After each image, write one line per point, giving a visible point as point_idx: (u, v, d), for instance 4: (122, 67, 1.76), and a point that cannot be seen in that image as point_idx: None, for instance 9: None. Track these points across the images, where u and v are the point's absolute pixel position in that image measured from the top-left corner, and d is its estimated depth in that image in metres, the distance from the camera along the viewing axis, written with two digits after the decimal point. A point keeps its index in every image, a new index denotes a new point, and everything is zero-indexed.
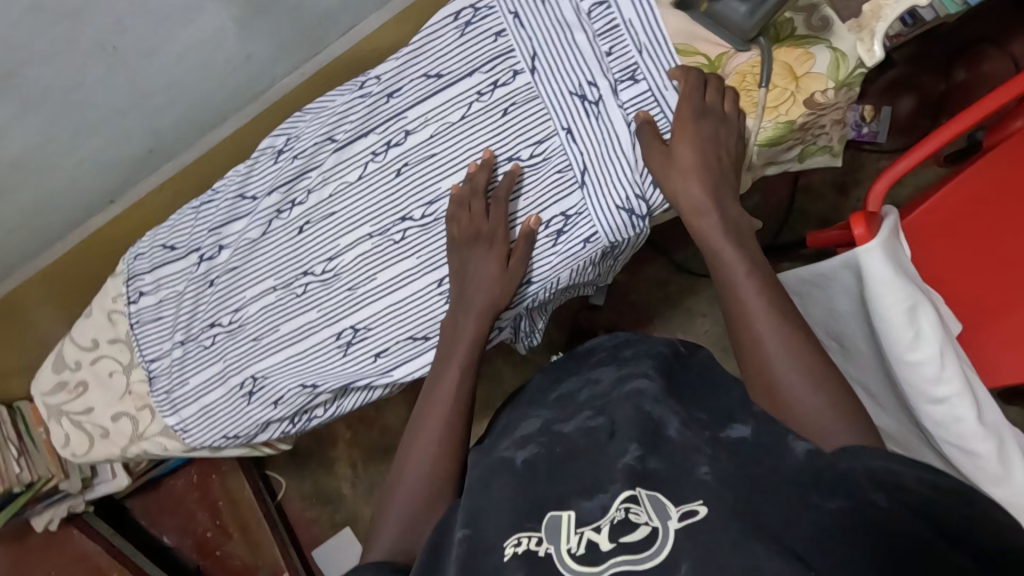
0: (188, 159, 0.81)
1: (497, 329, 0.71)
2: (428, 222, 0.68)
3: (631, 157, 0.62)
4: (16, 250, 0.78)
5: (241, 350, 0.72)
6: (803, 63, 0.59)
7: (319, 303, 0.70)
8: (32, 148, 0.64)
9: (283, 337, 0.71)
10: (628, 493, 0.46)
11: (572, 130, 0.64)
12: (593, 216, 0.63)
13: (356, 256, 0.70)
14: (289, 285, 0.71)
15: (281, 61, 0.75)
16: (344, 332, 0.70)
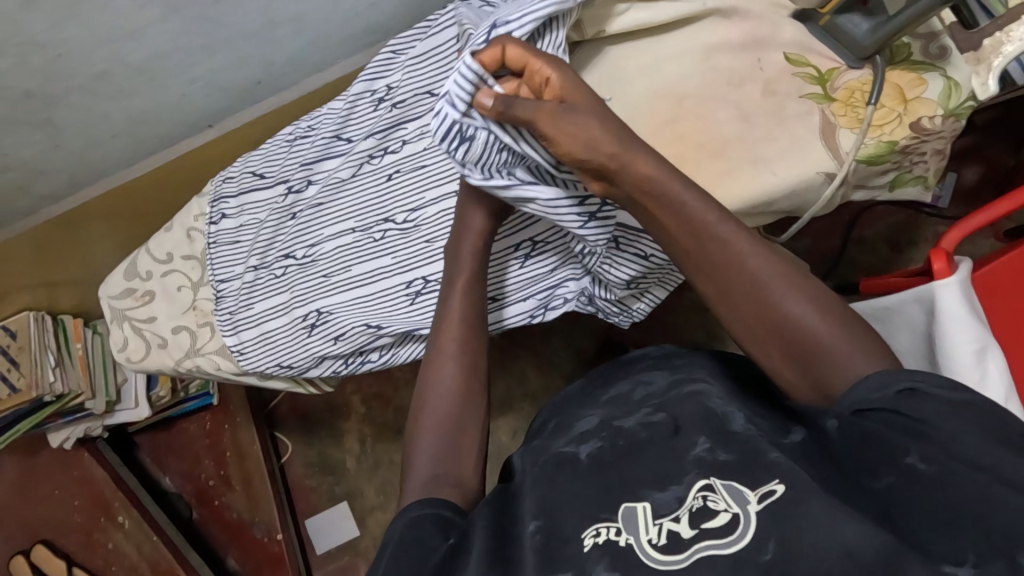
0: (289, 97, 0.89)
1: (560, 300, 0.76)
2: None
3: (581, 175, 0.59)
4: (116, 152, 0.86)
5: (310, 283, 0.74)
6: (914, 88, 0.61)
7: (395, 251, 0.72)
8: (162, 56, 0.71)
9: (353, 278, 0.73)
10: (703, 482, 0.45)
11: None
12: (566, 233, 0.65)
13: (439, 211, 0.70)
14: (368, 229, 0.73)
15: (398, 16, 0.82)
16: (415, 282, 0.71)
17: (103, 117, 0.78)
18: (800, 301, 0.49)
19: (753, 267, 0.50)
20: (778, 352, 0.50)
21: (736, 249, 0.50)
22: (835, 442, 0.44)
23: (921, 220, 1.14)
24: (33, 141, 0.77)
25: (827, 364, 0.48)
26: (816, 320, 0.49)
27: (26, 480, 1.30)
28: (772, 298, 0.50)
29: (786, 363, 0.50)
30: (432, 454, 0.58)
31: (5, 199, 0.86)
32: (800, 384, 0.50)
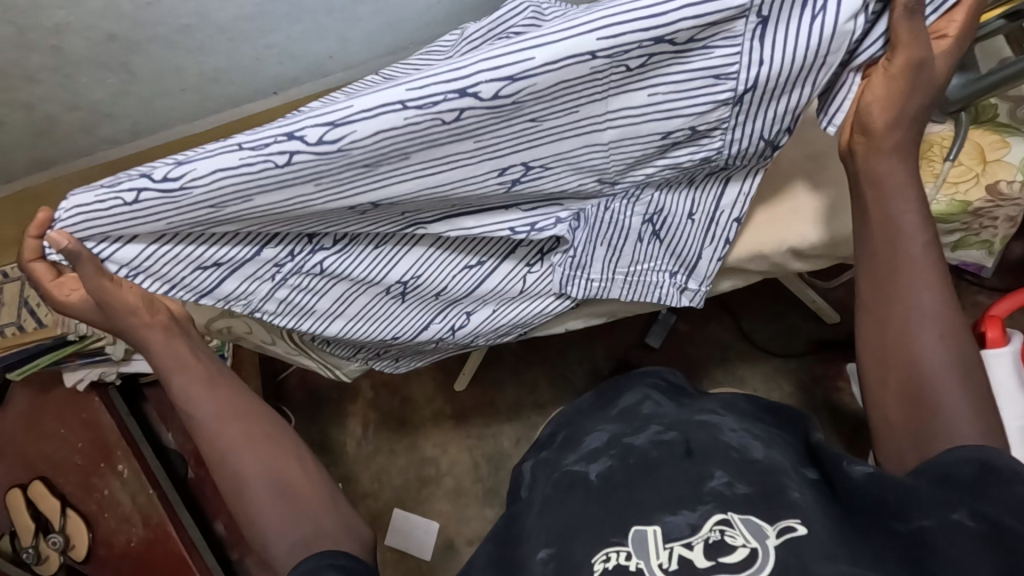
0: (357, 75, 0.91)
1: (552, 223, 0.66)
2: (499, 105, 0.50)
3: (797, 95, 0.53)
4: (179, 107, 0.87)
5: (195, 215, 0.56)
6: (996, 150, 0.61)
7: (479, 134, 0.53)
8: (247, 18, 0.74)
9: (263, 209, 0.56)
10: (720, 517, 0.51)
11: (768, 20, 0.48)
12: (729, 133, 0.56)
13: (377, 130, 0.50)
14: (430, 106, 0.50)
15: (477, 9, 0.85)
16: (360, 208, 0.58)
17: (178, 71, 0.80)
18: (948, 347, 0.53)
19: (917, 303, 0.54)
20: (895, 388, 0.54)
21: (920, 290, 0.54)
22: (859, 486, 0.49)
23: (961, 286, 1.12)
24: (107, 84, 0.79)
25: (937, 416, 0.51)
26: (954, 379, 0.52)
27: (36, 414, 1.31)
28: (924, 339, 0.53)
29: (895, 407, 0.54)
30: (278, 515, 0.63)
31: (67, 137, 0.88)
32: (894, 433, 0.54)
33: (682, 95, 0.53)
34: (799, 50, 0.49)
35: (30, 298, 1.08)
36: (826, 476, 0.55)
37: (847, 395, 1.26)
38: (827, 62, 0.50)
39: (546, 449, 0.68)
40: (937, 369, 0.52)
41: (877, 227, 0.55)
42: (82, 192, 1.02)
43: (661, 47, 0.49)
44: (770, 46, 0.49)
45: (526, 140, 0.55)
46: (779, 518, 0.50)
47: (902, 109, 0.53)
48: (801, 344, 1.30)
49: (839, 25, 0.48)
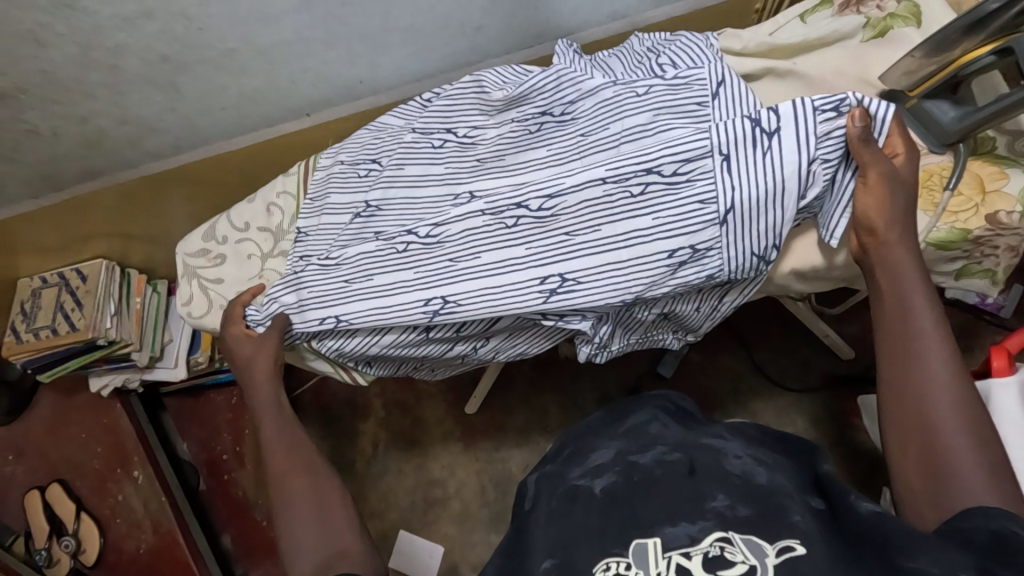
0: (385, 100, 0.97)
1: (577, 318, 0.69)
2: (544, 216, 0.68)
3: (773, 218, 0.62)
4: (219, 124, 0.94)
5: (329, 287, 0.75)
6: (994, 181, 0.64)
7: (529, 241, 0.68)
8: (286, 43, 0.80)
9: (374, 288, 0.72)
10: (720, 533, 0.52)
11: (729, 157, 0.62)
12: (725, 251, 0.64)
13: (462, 230, 0.71)
14: (499, 213, 0.70)
15: (500, 41, 0.90)
16: (433, 301, 0.69)
17: (221, 90, 0.86)
18: (960, 416, 0.54)
19: (931, 371, 0.57)
20: (915, 455, 0.55)
21: (933, 362, 0.57)
22: (862, 520, 0.51)
23: (978, 325, 1.11)
24: (156, 101, 0.86)
25: (953, 477, 0.52)
26: (965, 446, 0.53)
27: (58, 418, 1.35)
28: (942, 406, 0.55)
29: (916, 476, 0.54)
30: (310, 531, 0.64)
31: (114, 149, 0.95)
32: (914, 497, 0.54)
33: (677, 219, 0.64)
34: (761, 177, 0.61)
35: (64, 304, 1.13)
36: (832, 509, 0.55)
37: (861, 433, 1.24)
38: (786, 187, 0.61)
39: (550, 462, 0.68)
40: (953, 436, 0.54)
41: (891, 299, 0.61)
42: (122, 203, 1.08)
43: (651, 176, 0.65)
44: (738, 176, 0.62)
45: (562, 251, 0.67)
46: (778, 539, 0.51)
47: (895, 205, 0.61)
48: (814, 379, 1.29)
49: (788, 160, 0.61)
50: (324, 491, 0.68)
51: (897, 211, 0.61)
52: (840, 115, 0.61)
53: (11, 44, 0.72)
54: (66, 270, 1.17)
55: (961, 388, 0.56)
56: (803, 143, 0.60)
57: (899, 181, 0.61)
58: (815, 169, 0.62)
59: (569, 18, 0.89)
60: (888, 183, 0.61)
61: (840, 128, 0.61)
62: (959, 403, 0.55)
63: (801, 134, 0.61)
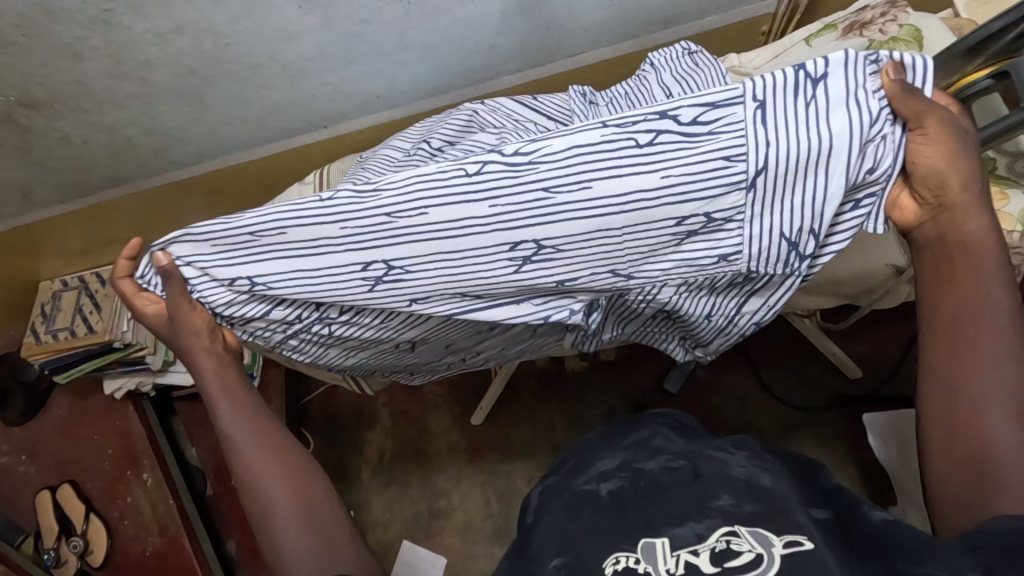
0: (400, 114, 1.00)
1: (564, 312, 0.61)
2: (521, 168, 0.52)
3: (814, 186, 0.51)
4: (239, 135, 0.97)
5: (233, 239, 0.59)
6: (996, 202, 0.68)
7: (495, 197, 0.53)
8: (307, 59, 0.84)
9: (289, 247, 0.58)
10: (727, 528, 0.53)
11: (765, 105, 0.49)
12: (747, 225, 0.54)
13: (411, 178, 0.54)
14: (463, 160, 0.54)
15: (514, 60, 0.93)
16: (373, 266, 0.58)
17: (243, 102, 0.90)
18: (1014, 426, 0.53)
19: (988, 381, 0.54)
20: (960, 447, 0.54)
21: (990, 371, 0.54)
22: (872, 525, 0.52)
23: None
24: (181, 111, 0.89)
25: (998, 486, 0.51)
26: (1018, 455, 0.52)
27: (72, 419, 1.37)
28: (995, 417, 0.53)
29: (957, 471, 0.54)
30: (300, 536, 0.64)
31: (140, 158, 0.98)
32: (952, 503, 0.54)
33: (692, 179, 0.51)
34: (801, 136, 0.49)
35: (83, 305, 1.18)
36: (839, 519, 0.54)
37: (869, 453, 1.23)
38: (832, 149, 0.49)
39: (552, 476, 0.70)
40: (1003, 448, 0.52)
41: (954, 297, 0.56)
42: (143, 210, 1.12)
43: (664, 123, 0.50)
44: (775, 129, 0.49)
45: (537, 213, 0.53)
46: (785, 532, 0.51)
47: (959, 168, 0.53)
48: (822, 399, 1.29)
49: (832, 118, 0.49)
50: (314, 494, 0.67)
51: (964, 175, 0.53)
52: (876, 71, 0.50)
53: (50, 57, 0.76)
54: (88, 275, 1.22)
55: (1017, 387, 0.54)
56: (851, 97, 0.48)
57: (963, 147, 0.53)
58: (873, 146, 0.51)
59: (580, 39, 0.92)
60: (948, 136, 0.51)
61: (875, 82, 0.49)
62: (1011, 402, 0.53)
63: (847, 88, 0.49)
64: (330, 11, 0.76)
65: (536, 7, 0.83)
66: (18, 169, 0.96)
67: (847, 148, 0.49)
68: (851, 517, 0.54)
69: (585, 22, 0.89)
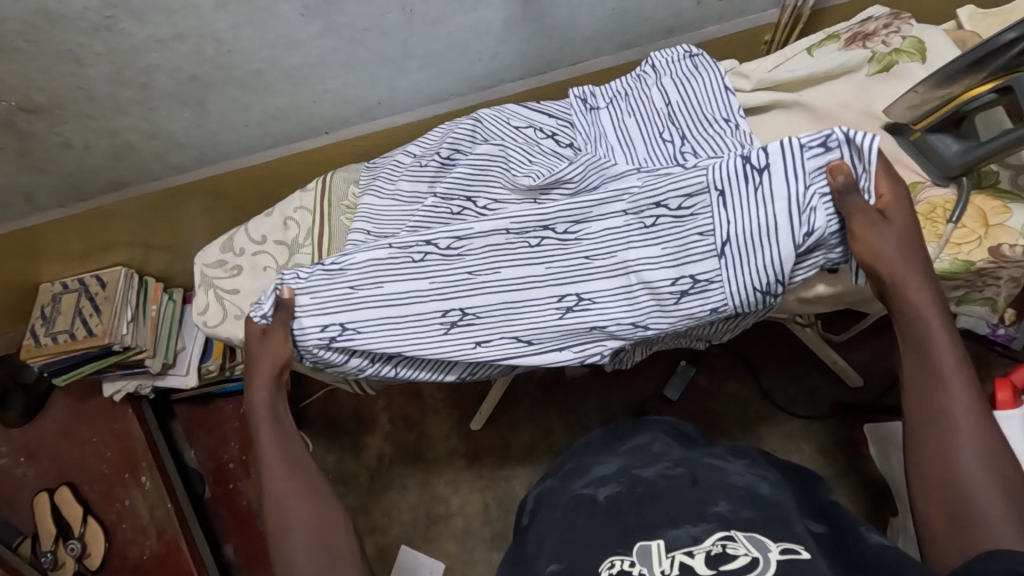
0: (401, 121, 1.00)
1: (596, 355, 0.71)
2: (569, 240, 0.71)
3: (770, 253, 0.65)
4: (239, 141, 0.97)
5: (333, 294, 0.72)
6: (997, 216, 0.67)
7: (550, 261, 0.71)
8: (309, 65, 0.83)
9: (384, 296, 0.72)
10: (724, 534, 0.51)
11: (724, 193, 0.66)
12: (727, 283, 0.67)
13: (485, 245, 0.72)
14: (525, 232, 0.72)
15: (515, 68, 0.93)
16: (451, 312, 0.72)
17: (245, 108, 0.90)
18: (989, 466, 0.53)
19: (955, 419, 0.55)
20: (933, 483, 0.55)
21: (957, 412, 0.56)
22: (868, 549, 0.52)
23: (989, 357, 1.11)
24: (182, 116, 0.89)
25: (977, 521, 0.51)
26: (994, 492, 0.52)
27: (72, 422, 1.37)
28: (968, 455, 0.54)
29: (936, 506, 0.54)
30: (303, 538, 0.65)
31: (142, 162, 0.98)
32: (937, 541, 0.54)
33: (680, 249, 0.68)
34: (751, 212, 0.65)
35: (83, 309, 1.16)
36: (833, 533, 0.56)
37: (868, 461, 1.23)
38: (778, 223, 0.64)
39: (551, 478, 0.71)
40: (978, 485, 0.53)
41: (913, 355, 0.60)
42: (143, 214, 1.11)
43: (659, 210, 0.69)
44: (733, 212, 0.66)
45: (581, 273, 0.71)
46: (781, 539, 0.51)
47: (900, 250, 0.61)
48: (823, 407, 1.28)
49: (777, 196, 0.64)
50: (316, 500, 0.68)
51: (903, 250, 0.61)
52: (827, 150, 0.63)
53: (51, 63, 0.76)
54: (87, 277, 1.21)
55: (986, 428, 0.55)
56: (790, 177, 0.63)
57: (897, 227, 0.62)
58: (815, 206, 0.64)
59: (583, 47, 0.92)
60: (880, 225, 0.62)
61: (821, 183, 0.63)
62: (980, 442, 0.54)
63: (790, 171, 0.63)
64: (332, 18, 0.76)
65: (539, 15, 0.83)
66: (19, 173, 0.96)
67: (788, 224, 0.64)
68: (847, 533, 0.55)
69: (588, 31, 0.89)
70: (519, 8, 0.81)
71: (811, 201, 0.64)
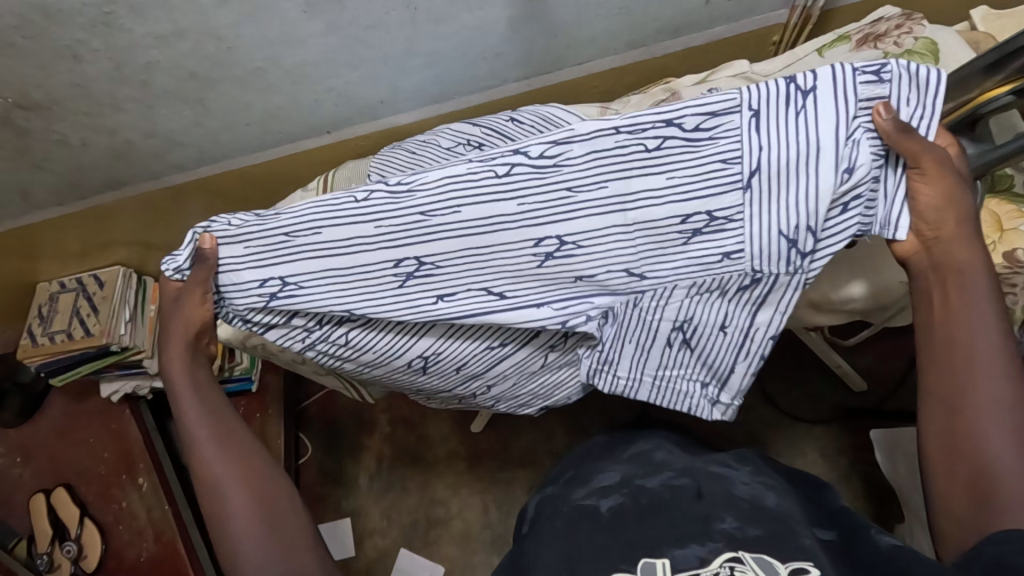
0: (404, 120, 0.99)
1: (582, 318, 0.62)
2: (546, 166, 0.56)
3: (808, 182, 0.53)
4: (239, 140, 0.96)
5: (269, 241, 0.62)
6: (1011, 219, 0.69)
7: (522, 195, 0.56)
8: (312, 64, 0.82)
9: (323, 243, 0.60)
10: (730, 554, 0.50)
11: (760, 113, 0.52)
12: (748, 223, 0.55)
13: (441, 179, 0.58)
14: (489, 160, 0.57)
15: (520, 68, 0.92)
16: (405, 262, 0.60)
17: (246, 107, 0.89)
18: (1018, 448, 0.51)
19: (987, 399, 0.53)
20: (957, 463, 0.53)
21: (991, 392, 0.53)
22: (881, 551, 0.51)
23: None
24: (183, 116, 0.88)
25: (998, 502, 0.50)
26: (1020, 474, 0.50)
27: (69, 422, 1.36)
28: (997, 437, 0.52)
29: (958, 482, 0.53)
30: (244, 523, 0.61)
31: (140, 161, 0.97)
32: (955, 522, 0.53)
33: (694, 179, 0.54)
34: (792, 139, 0.52)
35: (81, 309, 1.15)
36: (841, 539, 0.55)
37: (872, 467, 1.22)
38: (820, 149, 0.51)
39: (552, 486, 0.70)
40: (1006, 467, 0.51)
41: (951, 328, 0.55)
42: (141, 212, 1.10)
43: (671, 129, 0.53)
44: (766, 135, 0.52)
45: (563, 208, 0.56)
46: (789, 559, 0.49)
47: (954, 208, 0.55)
48: (827, 411, 1.27)
49: (823, 123, 0.51)
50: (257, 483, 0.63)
51: (958, 209, 0.55)
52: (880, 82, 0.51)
53: (49, 60, 0.75)
54: (85, 276, 1.20)
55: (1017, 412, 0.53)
56: (841, 97, 0.51)
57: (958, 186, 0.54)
58: (857, 137, 0.52)
59: (590, 47, 0.91)
60: (948, 177, 0.54)
61: (868, 117, 0.52)
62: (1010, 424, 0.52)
63: (840, 95, 0.51)
64: (335, 16, 0.75)
65: (545, 13, 0.82)
66: (17, 171, 0.95)
67: (833, 148, 0.52)
68: (856, 537, 0.54)
69: (594, 30, 0.88)
70: (524, 8, 0.80)
71: (853, 130, 0.51)
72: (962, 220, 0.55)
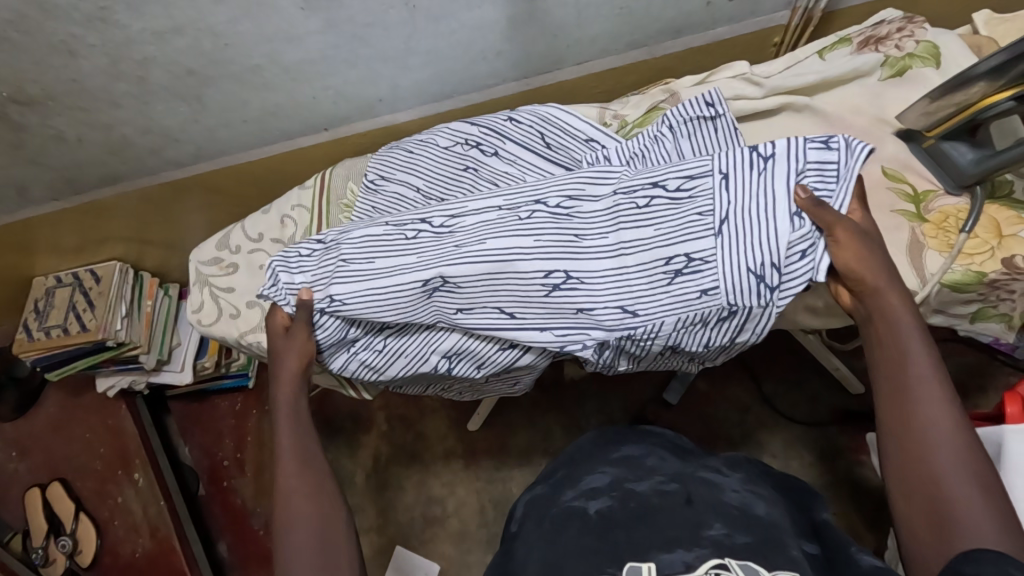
0: (402, 119, 0.98)
1: (578, 345, 0.65)
2: (561, 214, 0.66)
3: (773, 228, 0.59)
4: (235, 137, 0.95)
5: (328, 266, 0.71)
6: (1011, 225, 0.68)
7: (539, 233, 0.64)
8: (309, 61, 0.82)
9: (371, 269, 0.68)
10: (717, 561, 0.50)
11: (728, 175, 0.62)
12: (721, 265, 0.61)
13: (477, 220, 0.68)
14: (515, 207, 0.67)
15: (519, 67, 0.91)
16: (431, 281, 0.66)
17: (243, 104, 0.88)
18: (966, 467, 0.51)
19: (928, 418, 0.54)
20: (911, 487, 0.53)
21: (931, 414, 0.54)
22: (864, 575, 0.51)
23: (992, 365, 1.12)
24: (179, 112, 0.88)
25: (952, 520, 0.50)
26: (968, 491, 0.50)
27: (64, 417, 1.35)
28: (944, 458, 0.52)
29: (916, 504, 0.52)
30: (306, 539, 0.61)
31: (137, 157, 0.97)
32: (917, 547, 0.52)
33: (678, 232, 0.62)
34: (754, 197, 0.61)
35: (77, 304, 1.14)
36: (826, 555, 0.55)
37: (868, 469, 1.21)
38: (776, 206, 0.60)
39: (543, 487, 0.70)
40: (955, 486, 0.51)
41: (887, 357, 0.57)
42: (139, 208, 1.10)
43: (658, 189, 0.64)
44: (734, 194, 0.61)
45: (570, 251, 0.64)
46: (776, 568, 0.50)
47: (872, 261, 0.59)
48: (823, 414, 1.27)
49: (778, 185, 0.60)
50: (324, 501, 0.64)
51: (875, 257, 0.59)
52: (828, 148, 0.61)
53: (43, 55, 0.74)
54: (82, 271, 1.19)
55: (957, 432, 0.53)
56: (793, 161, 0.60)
57: (869, 241, 0.60)
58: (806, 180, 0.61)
59: (590, 47, 0.91)
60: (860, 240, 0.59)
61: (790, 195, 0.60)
62: (955, 445, 0.52)
63: (793, 163, 0.61)
64: (332, 14, 0.74)
65: (545, 13, 0.82)
66: (13, 166, 0.94)
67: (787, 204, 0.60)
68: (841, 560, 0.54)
69: (595, 30, 0.87)
70: (523, 7, 0.79)
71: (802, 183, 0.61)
72: (879, 271, 0.59)
